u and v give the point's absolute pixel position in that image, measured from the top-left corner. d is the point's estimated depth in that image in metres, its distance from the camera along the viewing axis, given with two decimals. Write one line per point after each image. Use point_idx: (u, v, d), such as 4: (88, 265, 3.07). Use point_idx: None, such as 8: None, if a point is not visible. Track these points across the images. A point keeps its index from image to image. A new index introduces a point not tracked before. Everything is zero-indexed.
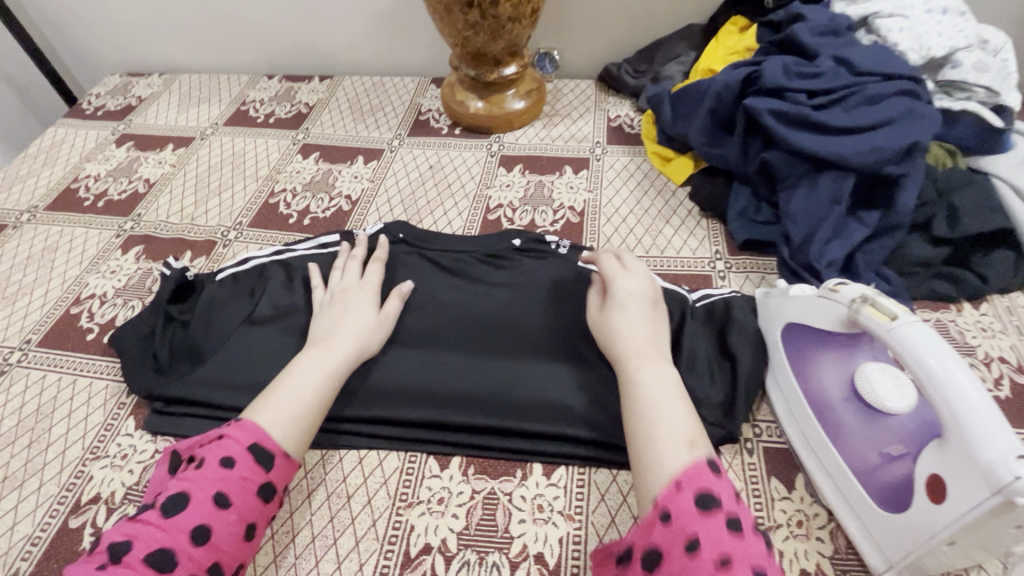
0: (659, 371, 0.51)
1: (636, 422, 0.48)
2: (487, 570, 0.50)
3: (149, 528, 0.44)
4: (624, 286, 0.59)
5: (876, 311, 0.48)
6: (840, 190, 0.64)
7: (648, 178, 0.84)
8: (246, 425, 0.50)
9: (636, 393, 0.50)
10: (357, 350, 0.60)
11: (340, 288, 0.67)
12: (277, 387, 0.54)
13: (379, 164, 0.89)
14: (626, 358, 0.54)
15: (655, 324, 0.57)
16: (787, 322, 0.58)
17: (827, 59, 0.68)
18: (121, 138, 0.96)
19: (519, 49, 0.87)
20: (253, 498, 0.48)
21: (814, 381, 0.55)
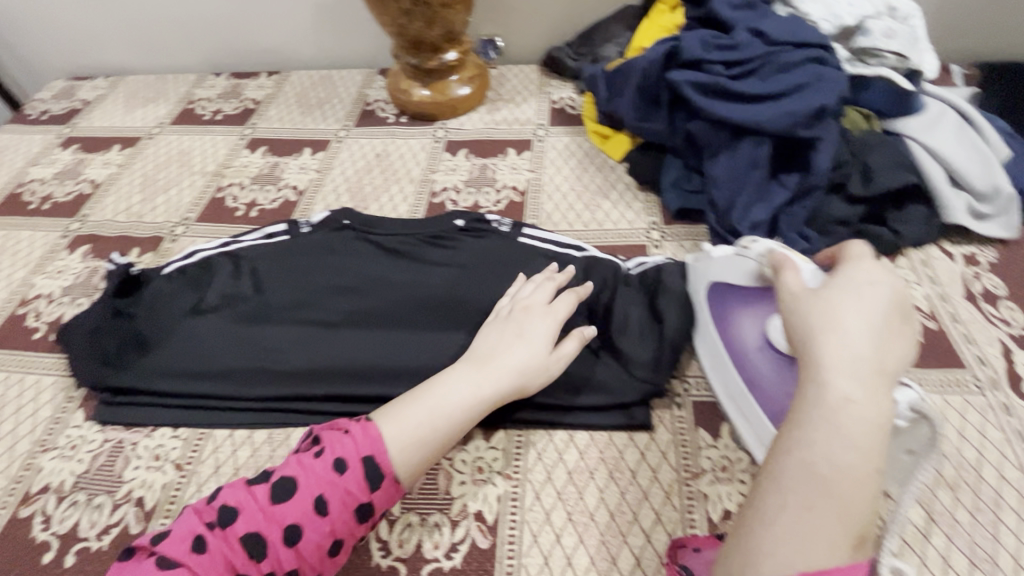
0: (877, 418, 0.36)
1: (802, 472, 0.36)
2: (429, 530, 0.53)
3: (254, 505, 0.46)
4: (862, 280, 0.43)
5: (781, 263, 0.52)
6: (758, 155, 0.67)
7: (589, 156, 0.87)
8: (371, 430, 0.49)
9: (832, 435, 0.36)
10: (512, 385, 0.54)
11: (521, 304, 0.60)
12: (421, 394, 0.52)
13: (325, 155, 0.90)
14: (833, 368, 0.38)
15: (885, 358, 0.39)
16: (712, 281, 0.60)
17: (743, 31, 0.71)
18: (66, 141, 0.95)
19: (458, 35, 0.88)
20: (350, 514, 0.47)
21: (735, 335, 0.57)
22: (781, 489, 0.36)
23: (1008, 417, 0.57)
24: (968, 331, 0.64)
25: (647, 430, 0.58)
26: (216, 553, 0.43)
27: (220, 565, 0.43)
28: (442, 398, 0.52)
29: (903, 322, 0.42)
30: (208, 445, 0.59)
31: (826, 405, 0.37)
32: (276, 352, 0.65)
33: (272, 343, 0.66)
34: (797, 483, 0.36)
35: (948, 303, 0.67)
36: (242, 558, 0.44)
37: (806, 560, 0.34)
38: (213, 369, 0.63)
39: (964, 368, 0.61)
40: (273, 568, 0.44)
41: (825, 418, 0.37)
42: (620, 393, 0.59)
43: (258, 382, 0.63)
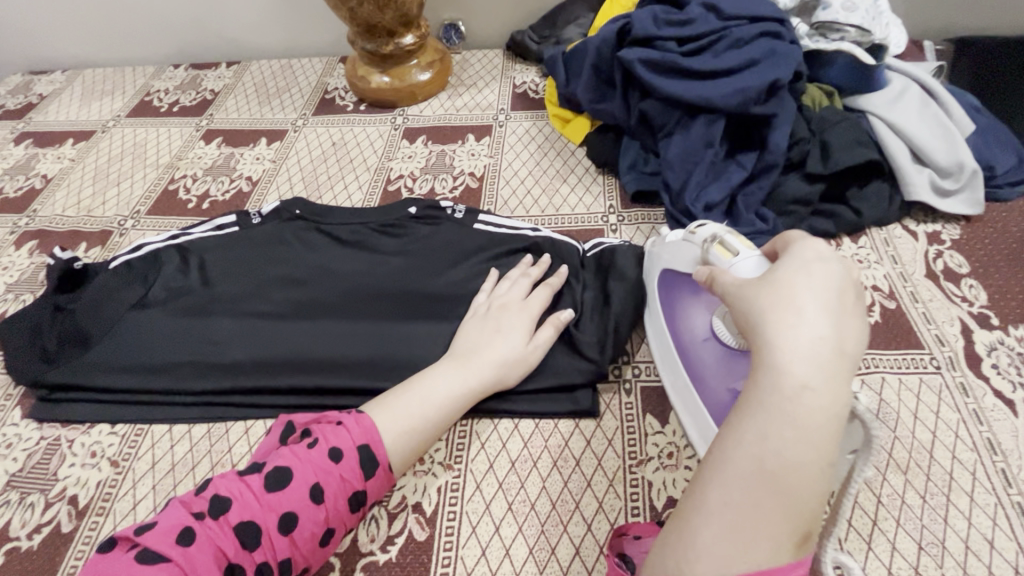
0: (835, 409, 0.32)
1: (749, 468, 0.32)
2: (366, 522, 0.51)
3: (247, 494, 0.45)
4: (820, 255, 0.38)
5: (722, 248, 0.49)
6: (711, 133, 0.65)
7: (550, 140, 0.85)
8: (364, 422, 0.50)
9: (784, 427, 0.32)
10: (494, 377, 0.55)
11: (499, 300, 0.61)
12: (406, 388, 0.54)
13: (281, 144, 0.88)
14: (790, 351, 0.33)
15: (846, 332, 0.34)
16: (665, 268, 0.59)
17: (697, 6, 0.68)
18: (19, 136, 0.94)
19: (413, 18, 0.87)
20: (345, 504, 0.47)
21: (683, 325, 0.56)
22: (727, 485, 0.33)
23: (964, 398, 0.55)
24: (928, 310, 0.62)
25: (594, 417, 0.57)
26: (206, 543, 0.42)
27: (210, 555, 0.42)
28: (424, 394, 0.53)
29: (869, 299, 0.36)
30: (145, 440, 0.58)
31: (781, 395, 0.32)
32: (219, 345, 0.64)
33: (215, 336, 0.64)
34: (743, 478, 0.32)
35: (908, 282, 0.65)
36: (234, 547, 0.43)
37: (747, 560, 0.31)
38: (153, 363, 0.62)
39: (921, 348, 0.59)
40: (267, 557, 0.44)
41: (778, 409, 0.32)
42: (566, 379, 0.58)
43: (199, 376, 0.61)
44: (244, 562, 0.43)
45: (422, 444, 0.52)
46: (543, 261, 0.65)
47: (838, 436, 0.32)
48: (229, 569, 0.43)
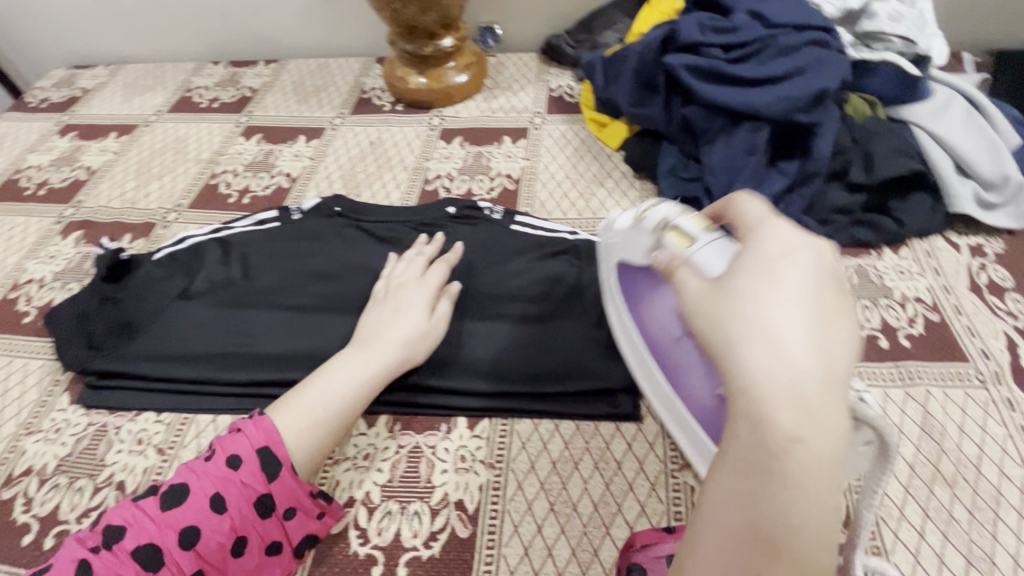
0: (836, 447, 0.27)
1: (749, 538, 0.27)
2: (409, 518, 0.52)
3: (145, 517, 0.45)
4: (785, 251, 0.32)
5: (678, 236, 0.47)
6: (756, 141, 0.65)
7: (586, 144, 0.85)
8: (264, 425, 0.50)
9: (780, 486, 0.26)
10: (398, 358, 0.57)
11: (396, 283, 0.64)
12: (308, 386, 0.54)
13: (320, 142, 0.89)
14: (766, 390, 0.27)
15: (831, 355, 0.28)
16: (621, 264, 0.55)
17: (742, 14, 0.69)
18: (64, 128, 0.96)
19: (453, 20, 0.87)
20: (250, 508, 0.47)
21: (653, 323, 0.51)
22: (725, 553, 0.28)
23: (1011, 413, 0.55)
24: (972, 324, 0.62)
25: (634, 420, 0.57)
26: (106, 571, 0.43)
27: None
28: (328, 385, 0.54)
29: (850, 299, 0.31)
30: (190, 430, 0.59)
31: (764, 452, 0.27)
32: (260, 337, 0.64)
33: (256, 328, 0.65)
34: (741, 545, 0.27)
35: (951, 295, 0.64)
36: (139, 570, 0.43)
37: None
38: (196, 353, 0.63)
39: (966, 361, 0.59)
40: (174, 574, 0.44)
41: (764, 468, 0.27)
42: (608, 381, 0.58)
43: (239, 366, 0.62)
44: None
45: (331, 435, 0.52)
46: (437, 239, 0.69)
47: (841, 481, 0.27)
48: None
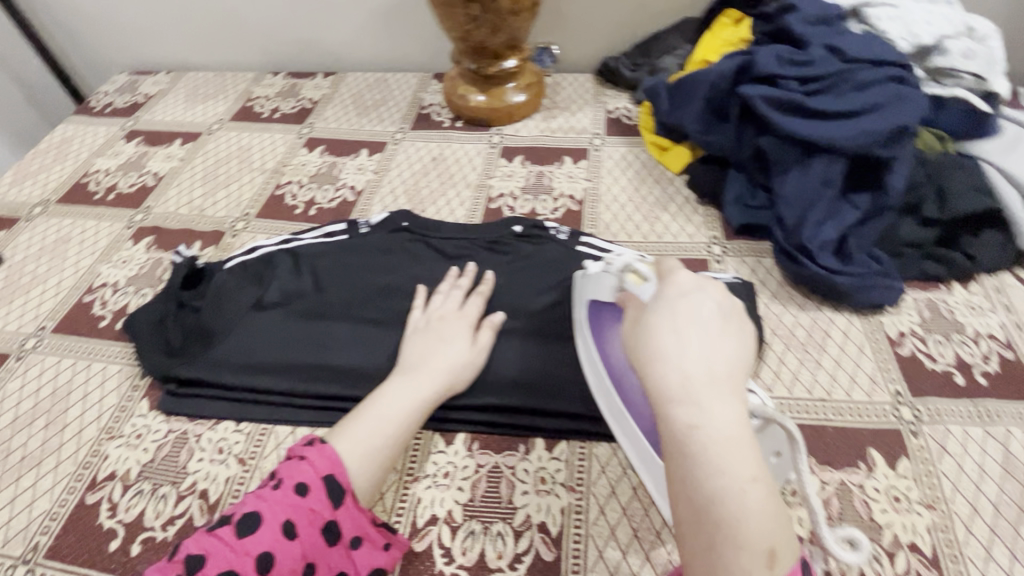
0: (729, 428, 0.34)
1: (695, 516, 0.33)
2: (493, 538, 0.52)
3: (220, 545, 0.43)
4: (679, 291, 0.41)
5: (635, 278, 0.49)
6: (830, 174, 0.66)
7: (647, 167, 0.86)
8: (326, 452, 0.49)
9: (697, 466, 0.34)
10: (444, 385, 0.58)
11: (436, 313, 0.65)
12: (360, 414, 0.54)
13: (382, 156, 0.91)
14: (669, 396, 0.36)
15: (716, 358, 0.37)
16: (591, 300, 0.58)
17: (818, 48, 0.70)
18: (129, 134, 0.98)
19: (519, 42, 0.89)
20: (319, 534, 0.46)
21: (610, 352, 0.55)
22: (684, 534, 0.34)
23: None
24: None
25: None
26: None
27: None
28: (380, 411, 0.54)
29: (735, 319, 0.40)
30: (270, 441, 0.59)
31: (678, 440, 0.35)
32: (336, 349, 0.65)
33: (331, 342, 0.66)
34: (690, 522, 0.34)
35: None
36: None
37: None
38: (276, 364, 0.64)
39: None
40: None
41: (680, 453, 0.35)
42: None
43: (319, 379, 0.63)
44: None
45: (385, 464, 0.52)
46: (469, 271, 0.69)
47: (747, 452, 0.34)
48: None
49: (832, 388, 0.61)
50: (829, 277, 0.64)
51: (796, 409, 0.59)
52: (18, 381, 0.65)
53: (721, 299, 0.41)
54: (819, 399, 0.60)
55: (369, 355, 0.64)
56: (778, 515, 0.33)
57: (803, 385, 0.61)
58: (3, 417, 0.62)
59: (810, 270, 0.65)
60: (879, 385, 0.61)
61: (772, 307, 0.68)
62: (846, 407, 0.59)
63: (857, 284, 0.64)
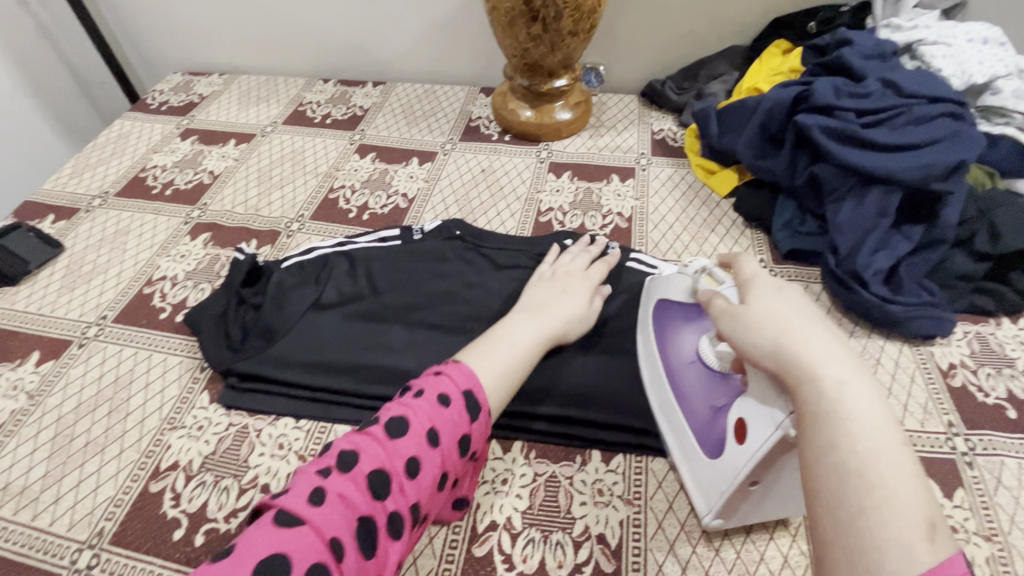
0: (870, 398, 0.35)
1: (839, 478, 0.33)
2: (552, 548, 0.52)
3: (371, 443, 0.46)
4: (791, 289, 0.44)
5: (710, 279, 0.54)
6: (887, 204, 0.67)
7: (693, 189, 0.88)
8: (465, 369, 0.52)
9: (839, 425, 0.34)
10: (560, 333, 0.60)
11: (563, 267, 0.67)
12: (488, 343, 0.56)
13: (433, 166, 0.93)
14: (808, 363, 0.37)
15: (842, 340, 0.39)
16: (659, 298, 0.62)
17: (875, 81, 0.72)
18: (185, 132, 1.00)
19: (573, 62, 0.91)
20: (455, 446, 0.48)
21: (672, 347, 0.59)
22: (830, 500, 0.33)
23: None
24: None
25: None
26: (334, 500, 0.42)
27: (341, 511, 0.42)
28: (510, 340, 0.56)
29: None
30: (330, 439, 0.60)
31: (823, 401, 0.36)
32: (394, 351, 0.66)
33: (388, 344, 0.67)
34: (838, 485, 0.32)
35: None
36: (367, 501, 0.43)
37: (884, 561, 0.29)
38: (334, 363, 0.65)
39: None
40: (398, 505, 0.44)
41: (824, 415, 0.35)
42: None
43: (376, 381, 0.64)
44: (376, 515, 0.43)
45: (509, 386, 0.54)
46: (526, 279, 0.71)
47: (893, 423, 0.34)
48: (363, 523, 0.42)
49: None
50: (883, 305, 0.65)
51: None
52: (80, 367, 0.66)
53: None
54: None
55: (426, 360, 0.65)
56: (927, 495, 0.32)
57: None
58: (67, 402, 0.63)
59: (864, 298, 0.66)
60: (932, 415, 0.61)
61: None
62: None
63: (910, 314, 0.65)
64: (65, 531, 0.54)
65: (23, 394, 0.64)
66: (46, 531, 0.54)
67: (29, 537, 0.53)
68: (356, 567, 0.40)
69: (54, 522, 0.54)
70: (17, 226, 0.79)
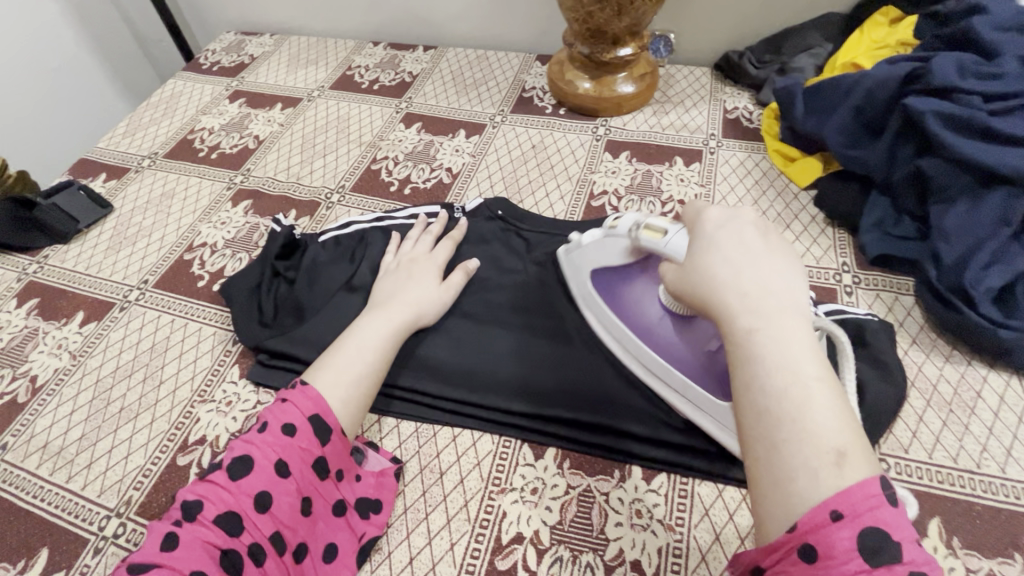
0: (788, 335, 0.35)
1: (756, 418, 0.34)
2: (581, 570, 0.48)
3: (217, 490, 0.44)
4: (714, 223, 0.42)
5: (649, 231, 0.51)
6: (1011, 209, 0.56)
7: (768, 177, 0.78)
8: (310, 392, 0.50)
9: (753, 367, 0.34)
10: (414, 316, 0.60)
11: (407, 256, 0.67)
12: (338, 350, 0.55)
13: (480, 139, 0.87)
14: (730, 313, 0.37)
15: (767, 274, 0.38)
16: (592, 271, 0.60)
17: (1011, 60, 0.59)
18: (234, 94, 0.99)
19: (640, 29, 0.82)
20: (310, 469, 0.48)
21: (634, 312, 0.57)
22: (748, 441, 0.34)
23: None
24: None
25: None
26: (195, 544, 0.42)
27: (200, 550, 0.41)
28: (359, 343, 0.55)
29: (775, 239, 0.41)
30: None
31: (739, 349, 0.36)
32: (425, 336, 0.63)
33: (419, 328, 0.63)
34: (752, 426, 0.34)
35: None
36: (221, 537, 0.42)
37: (791, 496, 0.32)
38: None
39: None
40: (256, 538, 0.43)
41: (742, 360, 0.35)
42: None
43: (404, 369, 0.60)
44: (234, 548, 0.43)
45: (367, 391, 0.53)
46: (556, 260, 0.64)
47: (812, 355, 0.34)
48: (224, 557, 0.42)
49: (982, 459, 0.53)
50: (993, 330, 0.55)
51: (940, 478, 0.52)
52: (120, 331, 0.67)
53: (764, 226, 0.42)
54: (965, 470, 0.52)
55: (456, 356, 0.61)
56: (847, 419, 0.33)
57: (946, 450, 0.53)
58: (106, 365, 0.64)
59: (967, 319, 0.56)
60: None
61: (911, 354, 0.60)
62: (999, 485, 0.51)
63: None
64: (96, 496, 0.54)
65: (65, 354, 0.65)
66: (79, 495, 0.54)
67: (62, 499, 0.54)
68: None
69: (87, 486, 0.55)
70: (69, 184, 0.80)
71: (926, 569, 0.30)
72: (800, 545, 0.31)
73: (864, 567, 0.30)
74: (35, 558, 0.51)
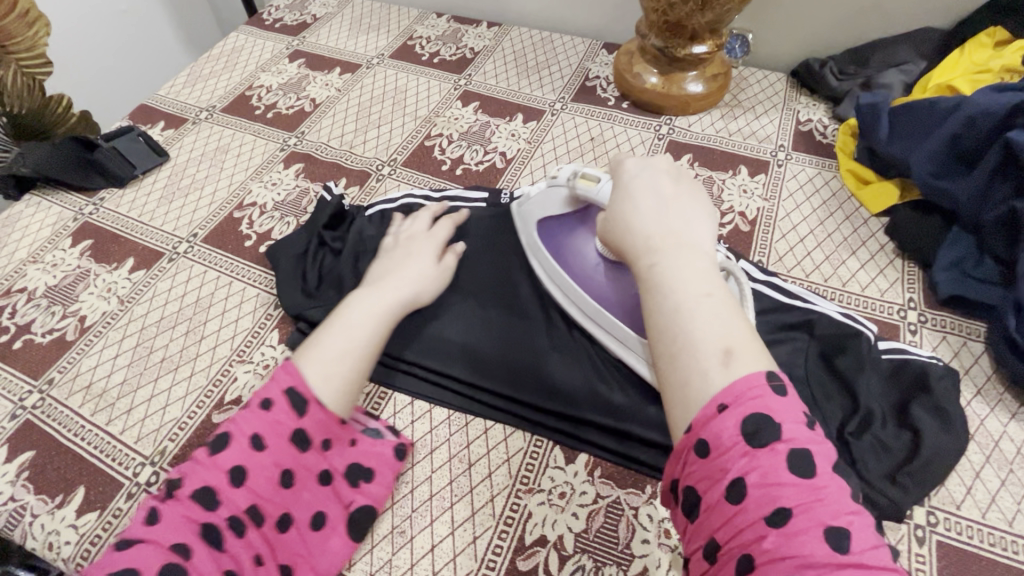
0: (686, 263, 0.39)
1: (661, 337, 0.37)
2: None
3: (196, 467, 0.45)
4: (626, 177, 0.47)
5: (586, 180, 0.56)
6: None
7: (837, 198, 0.74)
8: (289, 366, 0.49)
9: (654, 294, 0.39)
10: (411, 295, 0.58)
11: (407, 233, 0.65)
12: (326, 332, 0.52)
13: (538, 125, 0.85)
14: (638, 252, 0.42)
15: (666, 215, 0.43)
16: (538, 220, 0.62)
17: None
18: (294, 54, 0.98)
19: (722, 26, 0.77)
20: (288, 443, 0.47)
21: (574, 258, 0.59)
22: (657, 358, 0.38)
23: None
24: None
25: None
26: (176, 520, 0.42)
27: (182, 525, 0.42)
28: (349, 320, 0.54)
29: (683, 185, 0.46)
30: (388, 407, 0.58)
31: (645, 280, 0.40)
32: (464, 325, 0.61)
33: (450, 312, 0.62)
34: (659, 345, 0.37)
35: None
36: (200, 512, 0.43)
37: (691, 399, 0.34)
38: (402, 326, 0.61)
39: None
40: (233, 511, 0.44)
41: (649, 290, 0.39)
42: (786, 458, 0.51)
43: (441, 354, 0.60)
44: (213, 522, 0.43)
45: (361, 367, 0.52)
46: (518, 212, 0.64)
47: (705, 277, 0.39)
48: (203, 531, 0.42)
49: None
50: None
51: (991, 540, 0.49)
52: (167, 282, 0.68)
53: (670, 176, 0.47)
54: (1019, 535, 0.49)
55: (494, 347, 0.60)
56: (738, 327, 0.36)
57: (1002, 511, 0.50)
58: (151, 314, 0.65)
59: None
60: None
61: (974, 405, 0.56)
62: None
63: None
64: (133, 442, 0.55)
65: (114, 298, 0.66)
66: (117, 438, 0.56)
67: (102, 441, 0.55)
68: (209, 561, 0.41)
69: (125, 431, 0.56)
70: (130, 129, 0.81)
71: (810, 445, 0.32)
72: (694, 443, 0.33)
73: (747, 450, 0.32)
74: (72, 495, 0.52)
